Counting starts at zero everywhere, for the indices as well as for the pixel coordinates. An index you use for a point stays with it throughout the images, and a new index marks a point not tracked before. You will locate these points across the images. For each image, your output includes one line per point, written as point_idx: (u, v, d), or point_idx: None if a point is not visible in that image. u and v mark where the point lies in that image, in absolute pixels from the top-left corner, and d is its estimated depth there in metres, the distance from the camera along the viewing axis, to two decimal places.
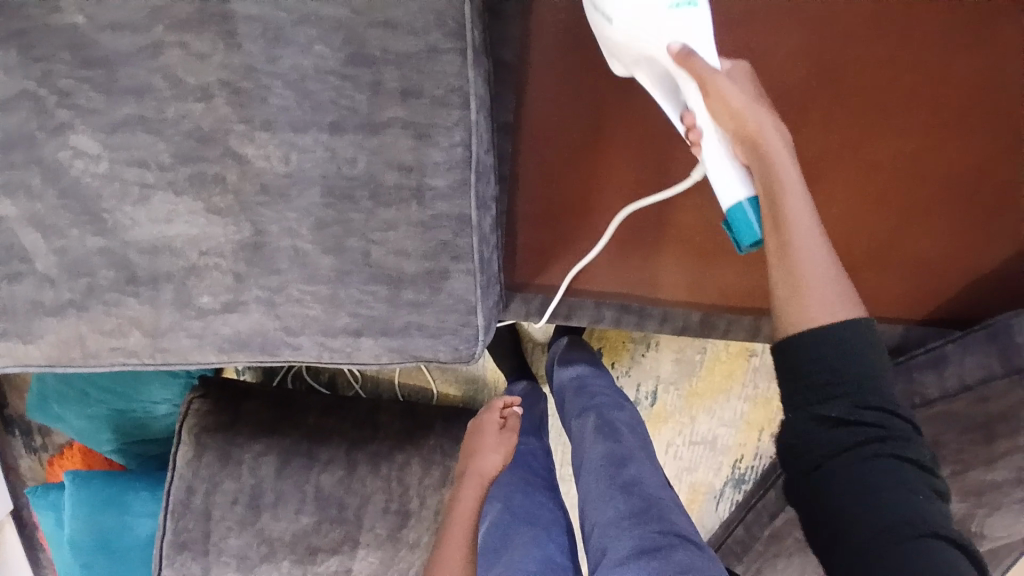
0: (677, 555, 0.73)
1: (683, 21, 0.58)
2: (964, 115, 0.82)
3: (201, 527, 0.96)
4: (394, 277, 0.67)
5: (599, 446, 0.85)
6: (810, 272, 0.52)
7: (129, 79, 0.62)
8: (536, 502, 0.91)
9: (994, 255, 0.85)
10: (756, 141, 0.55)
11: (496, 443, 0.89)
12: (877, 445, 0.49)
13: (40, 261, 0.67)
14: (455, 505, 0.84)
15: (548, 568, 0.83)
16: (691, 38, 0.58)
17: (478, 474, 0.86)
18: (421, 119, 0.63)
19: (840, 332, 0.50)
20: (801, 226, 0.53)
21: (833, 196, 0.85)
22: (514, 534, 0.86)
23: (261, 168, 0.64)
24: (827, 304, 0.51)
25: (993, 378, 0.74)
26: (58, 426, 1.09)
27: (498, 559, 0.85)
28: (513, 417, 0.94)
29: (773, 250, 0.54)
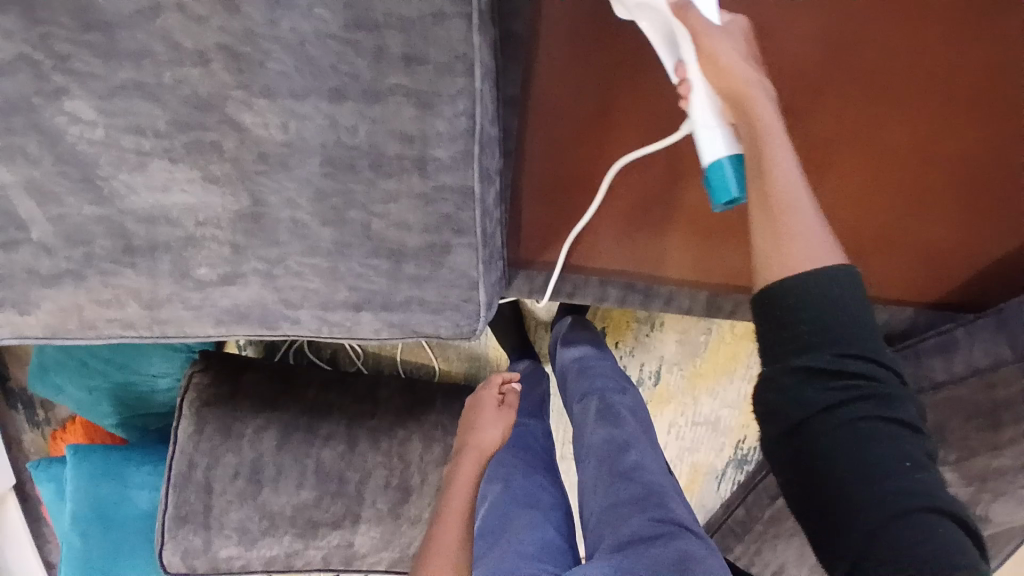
0: (675, 543, 0.71)
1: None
2: (980, 91, 0.78)
3: (202, 499, 0.96)
4: (395, 250, 0.66)
5: (599, 431, 0.85)
6: (797, 232, 0.49)
7: (126, 42, 0.60)
8: (536, 484, 0.90)
9: (1005, 242, 0.83)
10: (743, 96, 0.52)
11: (494, 420, 0.90)
12: (866, 408, 0.46)
13: (37, 230, 0.66)
14: (454, 482, 0.83)
15: (546, 552, 0.79)
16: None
17: (476, 449, 0.86)
18: (424, 88, 0.61)
19: (835, 292, 0.47)
20: (789, 183, 0.50)
21: (836, 177, 0.83)
22: (513, 516, 0.84)
23: (260, 136, 0.62)
24: (815, 260, 0.48)
25: (1003, 364, 0.73)
26: (59, 398, 1.09)
27: (497, 541, 0.81)
28: (511, 394, 0.94)
29: (758, 209, 0.51)
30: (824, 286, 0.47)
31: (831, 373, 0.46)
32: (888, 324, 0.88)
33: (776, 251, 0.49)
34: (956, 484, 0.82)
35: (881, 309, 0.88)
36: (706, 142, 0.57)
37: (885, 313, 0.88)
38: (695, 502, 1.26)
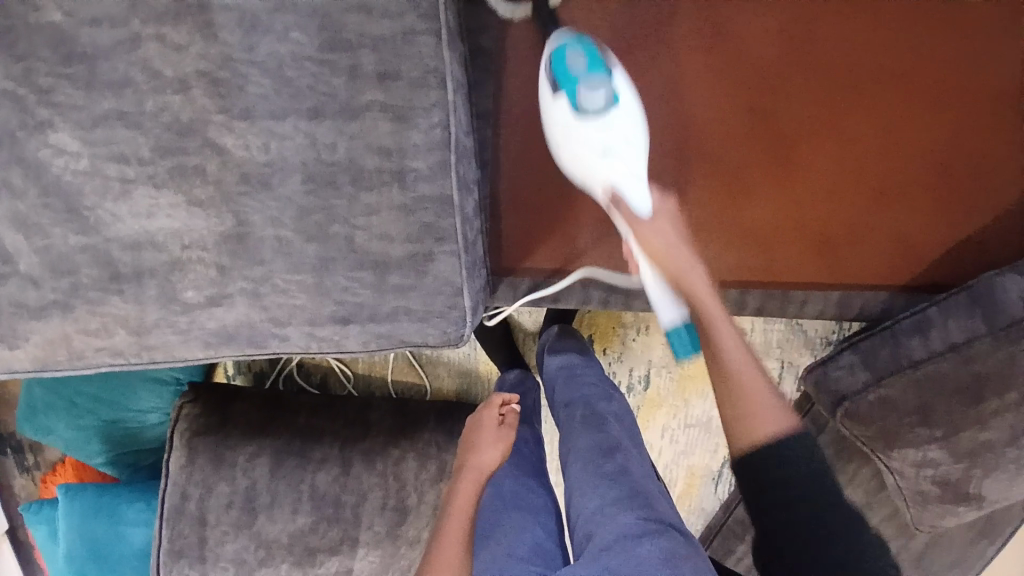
0: (659, 543, 0.71)
1: (614, 164, 0.72)
2: (926, 90, 0.84)
3: (197, 532, 0.95)
4: (380, 262, 0.67)
5: (586, 435, 0.86)
6: (749, 395, 0.60)
7: (108, 73, 0.62)
8: (527, 488, 0.91)
9: (970, 222, 0.87)
10: (682, 280, 0.67)
11: (493, 439, 0.89)
12: (836, 523, 0.55)
13: (23, 262, 0.66)
14: (451, 502, 0.82)
15: (536, 555, 0.81)
16: (622, 179, 0.72)
17: (477, 468, 0.85)
18: (399, 103, 0.63)
19: (787, 448, 0.58)
20: (732, 352, 0.63)
21: (801, 173, 0.86)
22: (503, 516, 0.86)
23: (241, 158, 0.64)
24: (769, 426, 0.59)
25: (978, 338, 0.79)
26: (48, 440, 1.07)
27: (487, 542, 0.82)
28: (511, 414, 0.93)
29: (716, 376, 0.63)
30: (786, 451, 0.58)
31: (801, 491, 0.56)
32: (865, 309, 0.89)
33: (738, 420, 0.60)
34: (946, 462, 0.84)
35: (858, 295, 0.88)
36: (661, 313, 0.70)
37: (861, 298, 0.88)
38: (693, 508, 1.25)
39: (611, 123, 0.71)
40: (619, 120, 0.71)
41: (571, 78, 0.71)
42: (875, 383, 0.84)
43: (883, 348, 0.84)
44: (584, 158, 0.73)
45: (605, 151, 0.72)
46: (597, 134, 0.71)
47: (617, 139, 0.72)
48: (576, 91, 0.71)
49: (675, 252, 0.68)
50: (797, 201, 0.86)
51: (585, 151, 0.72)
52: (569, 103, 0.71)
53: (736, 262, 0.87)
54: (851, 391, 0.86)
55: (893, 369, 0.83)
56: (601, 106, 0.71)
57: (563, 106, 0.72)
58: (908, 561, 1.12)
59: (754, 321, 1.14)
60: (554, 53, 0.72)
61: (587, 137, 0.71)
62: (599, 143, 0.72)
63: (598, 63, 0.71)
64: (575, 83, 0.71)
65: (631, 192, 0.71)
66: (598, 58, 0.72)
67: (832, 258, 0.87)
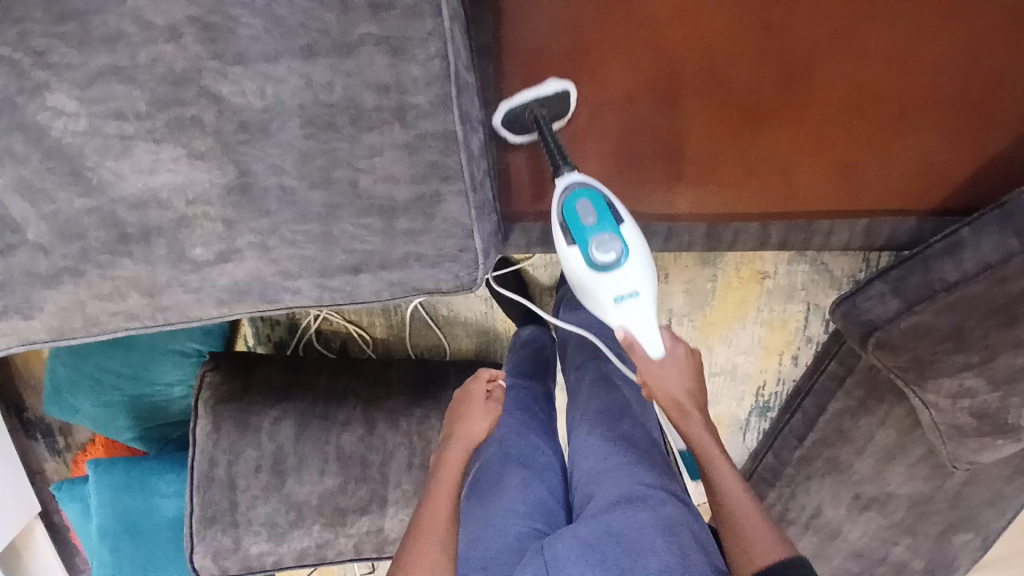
0: (662, 511, 0.66)
1: (625, 313, 0.71)
2: (953, 5, 0.78)
3: (227, 497, 0.96)
4: (386, 206, 0.65)
5: (593, 399, 0.83)
6: (752, 535, 0.63)
7: (100, 28, 0.60)
8: (531, 444, 0.82)
9: (999, 138, 0.82)
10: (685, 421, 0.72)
11: (482, 411, 0.75)
12: None
13: (33, 230, 0.66)
14: (437, 473, 0.70)
15: (538, 512, 0.73)
16: (634, 324, 0.72)
17: (464, 438, 0.73)
18: (395, 34, 0.61)
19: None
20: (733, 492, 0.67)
21: (816, 101, 0.81)
22: (504, 474, 0.76)
23: (238, 105, 0.62)
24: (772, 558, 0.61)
25: (1012, 257, 0.74)
26: (76, 419, 1.08)
27: (487, 500, 0.74)
28: (499, 390, 0.77)
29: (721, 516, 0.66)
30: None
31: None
32: (893, 237, 0.86)
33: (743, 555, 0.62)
34: (983, 392, 0.82)
35: (886, 223, 0.85)
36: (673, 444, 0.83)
37: (889, 226, 0.85)
38: None
39: (622, 277, 0.70)
40: (631, 274, 0.70)
41: (580, 231, 0.69)
42: (907, 311, 0.81)
43: (912, 275, 0.81)
44: (595, 305, 0.73)
45: (617, 301, 0.71)
46: (608, 287, 0.70)
47: (629, 288, 0.70)
48: (585, 245, 0.69)
49: (683, 401, 0.72)
50: (812, 131, 0.82)
51: (597, 302, 0.72)
52: (581, 255, 0.70)
53: (753, 196, 0.83)
54: (883, 320, 0.83)
55: (926, 294, 0.80)
56: (611, 260, 0.69)
57: (575, 256, 0.71)
58: (944, 500, 1.09)
59: (778, 262, 1.11)
60: (566, 198, 0.70)
61: (598, 289, 0.71)
62: (610, 295, 0.71)
63: (607, 217, 0.70)
64: (585, 237, 0.69)
65: (643, 340, 0.72)
66: (607, 210, 0.70)
67: (853, 185, 0.84)
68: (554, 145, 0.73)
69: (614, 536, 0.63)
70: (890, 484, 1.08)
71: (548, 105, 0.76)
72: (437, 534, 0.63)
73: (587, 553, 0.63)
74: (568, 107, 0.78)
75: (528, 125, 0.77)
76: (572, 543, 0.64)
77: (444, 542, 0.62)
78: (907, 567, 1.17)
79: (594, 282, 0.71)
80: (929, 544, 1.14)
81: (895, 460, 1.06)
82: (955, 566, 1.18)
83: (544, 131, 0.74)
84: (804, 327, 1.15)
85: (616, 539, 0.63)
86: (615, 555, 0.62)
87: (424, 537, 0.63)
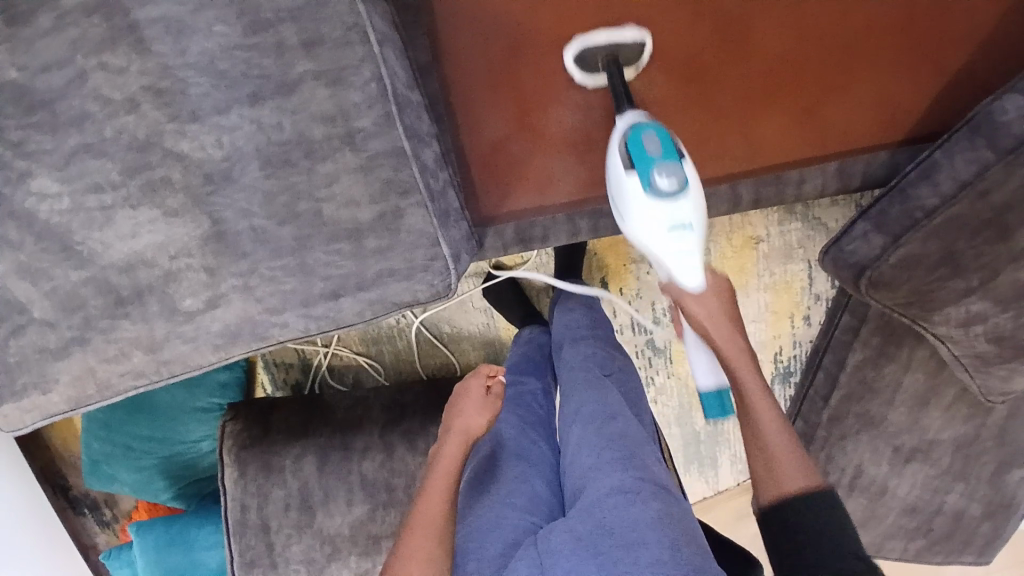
0: (652, 505, 0.65)
1: (673, 244, 0.70)
2: None
3: (263, 540, 0.98)
4: (352, 229, 0.69)
5: (586, 399, 0.80)
6: (776, 457, 0.67)
7: (67, 112, 0.65)
8: (527, 437, 0.83)
9: (953, 57, 0.82)
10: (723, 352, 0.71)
11: (480, 407, 0.79)
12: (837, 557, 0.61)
13: (37, 308, 0.70)
14: (434, 468, 0.73)
15: (535, 505, 0.74)
16: (678, 258, 0.70)
17: (463, 433, 0.76)
18: (330, 66, 0.65)
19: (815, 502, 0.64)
20: (767, 423, 0.68)
21: (764, 48, 0.82)
22: (500, 467, 0.78)
23: (200, 158, 0.66)
24: (797, 483, 0.65)
25: (988, 169, 0.74)
26: (114, 487, 1.12)
27: (484, 493, 0.76)
28: (499, 384, 0.82)
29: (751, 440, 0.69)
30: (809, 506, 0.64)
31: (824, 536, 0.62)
32: (869, 175, 0.86)
33: (767, 473, 0.67)
34: (993, 313, 0.80)
35: (858, 161, 0.85)
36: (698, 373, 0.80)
37: (862, 164, 0.85)
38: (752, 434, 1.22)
39: (680, 204, 0.70)
40: (685, 207, 0.70)
41: (644, 158, 0.71)
42: (893, 245, 0.79)
43: (892, 207, 0.80)
44: (645, 234, 0.72)
45: (670, 228, 0.70)
46: (662, 213, 0.70)
47: (683, 220, 0.70)
48: (646, 173, 0.70)
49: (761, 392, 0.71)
50: (766, 79, 0.83)
51: (648, 229, 0.71)
52: (641, 181, 0.71)
53: (718, 158, 0.84)
54: (870, 259, 0.81)
55: (908, 224, 0.78)
56: (672, 190, 0.70)
57: (634, 182, 0.72)
58: (988, 437, 1.04)
59: (769, 224, 1.10)
60: (632, 131, 0.73)
61: (652, 215, 0.70)
62: (664, 220, 0.70)
63: (671, 152, 0.71)
64: (649, 163, 0.70)
65: (681, 272, 0.70)
66: (671, 146, 0.71)
67: (816, 130, 0.84)
68: (620, 83, 0.79)
69: (605, 529, 0.64)
70: (929, 431, 1.04)
71: (621, 52, 0.81)
72: (434, 521, 0.67)
73: (581, 548, 0.63)
74: (642, 56, 0.81)
75: (599, 66, 0.82)
76: (565, 537, 0.65)
77: (442, 531, 0.66)
78: (965, 514, 1.12)
79: (651, 206, 0.70)
80: (983, 487, 1.09)
81: (930, 404, 1.02)
82: (1016, 507, 1.12)
83: (614, 76, 0.79)
84: (810, 286, 1.14)
85: (607, 533, 0.63)
86: (608, 549, 0.62)
87: (420, 529, 0.66)
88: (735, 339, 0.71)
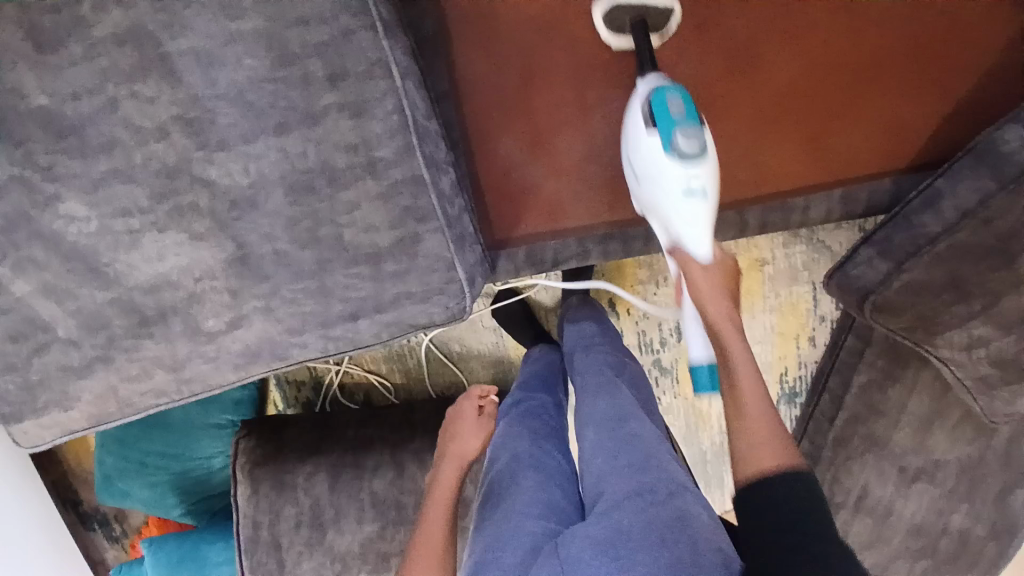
0: (670, 506, 0.67)
1: (684, 206, 0.72)
2: None
3: (274, 557, 0.99)
4: (371, 254, 0.71)
5: (602, 405, 0.82)
6: (758, 438, 0.62)
7: (97, 137, 0.67)
8: (540, 449, 0.84)
9: (956, 88, 0.85)
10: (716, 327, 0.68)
11: (475, 428, 0.89)
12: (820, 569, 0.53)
13: (63, 327, 0.72)
14: (434, 492, 0.79)
15: (552, 512, 0.75)
16: (688, 224, 0.73)
17: (459, 455, 0.84)
18: (353, 98, 0.67)
19: (787, 484, 0.59)
20: (755, 407, 0.64)
21: (770, 77, 0.85)
22: (516, 478, 0.79)
23: (226, 185, 0.69)
24: (776, 463, 0.61)
25: (992, 197, 0.76)
26: (127, 503, 1.13)
27: (500, 505, 0.77)
28: (490, 404, 0.94)
29: (734, 422, 0.64)
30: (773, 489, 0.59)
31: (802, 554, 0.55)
32: (873, 202, 0.88)
33: (751, 453, 0.62)
34: (997, 338, 0.81)
35: (864, 188, 0.87)
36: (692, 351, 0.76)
37: (867, 190, 0.87)
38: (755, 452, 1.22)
39: (697, 169, 0.72)
40: (700, 172, 0.72)
41: (667, 117, 0.73)
42: (897, 270, 0.81)
43: (896, 235, 0.82)
44: (659, 196, 0.74)
45: (684, 192, 0.72)
46: (678, 175, 0.72)
47: (699, 186, 0.72)
48: (668, 131, 0.72)
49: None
50: (773, 108, 0.85)
51: (664, 191, 0.74)
52: (660, 141, 0.73)
53: (728, 183, 0.87)
54: (875, 284, 0.83)
55: (912, 250, 0.80)
56: (689, 151, 0.72)
57: (652, 141, 0.74)
58: (994, 460, 1.05)
59: (774, 247, 1.12)
60: (655, 92, 0.74)
61: (666, 176, 0.73)
62: (679, 183, 0.72)
63: (693, 113, 0.73)
64: (670, 125, 0.72)
65: (692, 240, 0.72)
66: (693, 108, 0.73)
67: (822, 157, 0.87)
68: (645, 49, 0.79)
69: (624, 534, 0.64)
70: (934, 453, 1.05)
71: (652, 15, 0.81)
72: (437, 547, 0.71)
73: (600, 553, 0.64)
74: (669, 22, 0.81)
75: (625, 26, 0.82)
76: (585, 545, 0.66)
77: (443, 555, 0.71)
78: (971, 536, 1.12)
79: (668, 167, 0.73)
80: (990, 510, 1.10)
81: (936, 426, 1.03)
82: None
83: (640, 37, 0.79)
84: (815, 308, 1.15)
85: (626, 537, 0.64)
86: (628, 550, 0.63)
87: (422, 553, 0.70)
88: (728, 314, 0.69)
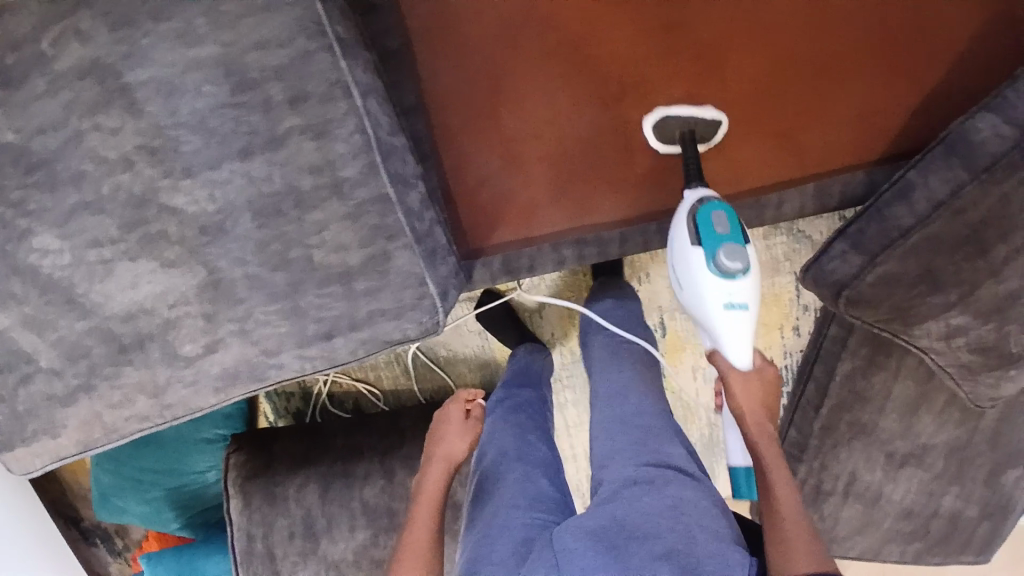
0: (668, 491, 0.71)
1: (724, 319, 0.77)
2: None
3: (269, 567, 1.01)
4: (342, 272, 0.71)
5: (606, 403, 0.88)
6: (790, 542, 0.67)
7: (65, 171, 0.67)
8: (529, 442, 0.86)
9: (925, 83, 0.85)
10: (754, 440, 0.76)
11: (461, 432, 0.84)
12: None
13: (44, 358, 0.73)
14: (419, 496, 0.79)
15: (542, 502, 0.77)
16: (729, 335, 0.78)
17: (445, 459, 0.82)
18: (316, 120, 0.68)
19: None
20: (792, 524, 0.69)
21: (737, 75, 0.85)
22: (503, 474, 0.81)
23: (194, 212, 0.69)
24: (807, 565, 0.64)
25: (962, 187, 0.77)
26: (124, 518, 1.15)
27: (489, 501, 0.79)
28: (478, 407, 0.88)
29: (771, 531, 0.69)
30: None
31: None
32: (848, 194, 0.88)
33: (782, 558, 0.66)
34: (974, 326, 0.82)
35: (837, 181, 0.87)
36: (733, 456, 0.91)
37: (841, 184, 0.87)
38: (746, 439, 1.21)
39: (739, 287, 0.76)
40: (742, 288, 0.76)
41: (712, 236, 0.76)
42: (870, 264, 0.81)
43: (869, 227, 0.82)
44: (701, 307, 0.79)
45: (727, 307, 0.77)
46: (720, 290, 0.77)
47: (740, 301, 0.77)
48: (714, 249, 0.76)
49: (756, 415, 0.76)
50: (741, 109, 0.86)
51: (707, 305, 0.78)
52: (704, 256, 0.77)
53: None
54: (849, 277, 0.83)
55: (886, 242, 0.80)
56: (732, 270, 0.76)
57: (696, 257, 0.78)
58: (977, 442, 1.07)
59: (754, 239, 1.13)
60: (700, 207, 0.78)
61: (710, 291, 0.77)
62: (722, 299, 0.77)
63: (736, 232, 0.77)
64: (716, 243, 0.76)
65: (734, 351, 0.77)
66: (738, 226, 0.77)
67: (793, 154, 0.87)
68: (691, 160, 0.82)
69: (619, 523, 0.68)
70: (922, 436, 1.06)
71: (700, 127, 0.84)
72: (424, 549, 0.73)
73: (596, 542, 0.67)
74: (715, 134, 0.85)
75: (676, 136, 0.85)
76: (579, 534, 0.68)
77: (429, 553, 0.73)
78: (961, 516, 1.13)
79: (713, 282, 0.77)
80: (978, 489, 1.11)
81: (921, 410, 1.04)
82: (1011, 507, 1.13)
83: (687, 148, 0.83)
84: (798, 297, 1.16)
85: (620, 526, 0.68)
86: (624, 541, 0.66)
87: (409, 553, 0.73)
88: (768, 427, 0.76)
